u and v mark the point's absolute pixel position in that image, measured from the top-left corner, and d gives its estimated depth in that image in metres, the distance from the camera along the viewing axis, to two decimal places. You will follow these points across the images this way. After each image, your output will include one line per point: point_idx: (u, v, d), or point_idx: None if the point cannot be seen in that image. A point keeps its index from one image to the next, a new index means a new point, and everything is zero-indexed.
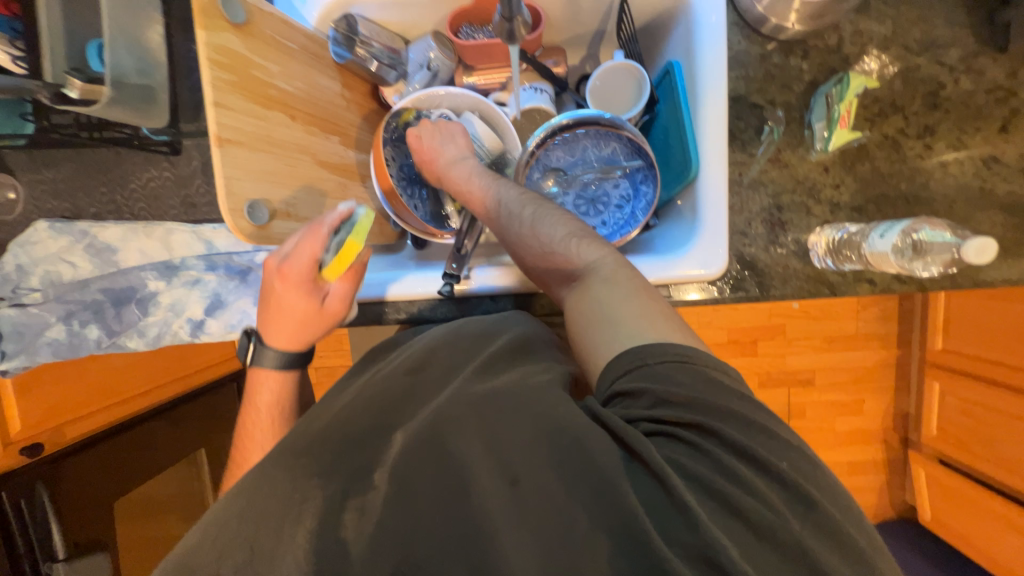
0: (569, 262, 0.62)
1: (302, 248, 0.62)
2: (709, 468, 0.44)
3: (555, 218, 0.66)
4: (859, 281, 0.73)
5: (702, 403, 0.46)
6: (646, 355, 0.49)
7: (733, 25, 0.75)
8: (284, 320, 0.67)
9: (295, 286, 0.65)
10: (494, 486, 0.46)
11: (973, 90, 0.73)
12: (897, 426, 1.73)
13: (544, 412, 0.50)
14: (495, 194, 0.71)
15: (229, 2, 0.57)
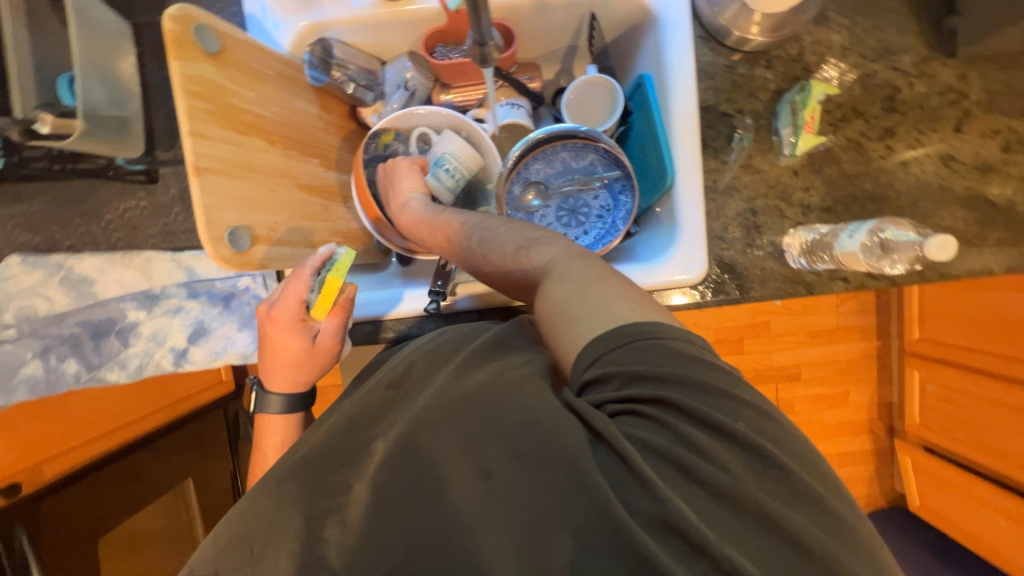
0: (526, 270, 0.60)
1: (286, 293, 0.62)
2: (670, 441, 0.45)
3: (507, 238, 0.64)
4: (834, 279, 0.76)
5: (665, 377, 0.46)
6: (611, 339, 0.48)
7: (699, 38, 0.78)
8: (281, 364, 0.66)
9: (284, 327, 0.63)
10: (470, 482, 0.46)
11: (927, 93, 0.77)
12: (882, 416, 1.77)
13: (513, 403, 0.50)
14: (450, 228, 0.70)
15: (202, 32, 0.57)
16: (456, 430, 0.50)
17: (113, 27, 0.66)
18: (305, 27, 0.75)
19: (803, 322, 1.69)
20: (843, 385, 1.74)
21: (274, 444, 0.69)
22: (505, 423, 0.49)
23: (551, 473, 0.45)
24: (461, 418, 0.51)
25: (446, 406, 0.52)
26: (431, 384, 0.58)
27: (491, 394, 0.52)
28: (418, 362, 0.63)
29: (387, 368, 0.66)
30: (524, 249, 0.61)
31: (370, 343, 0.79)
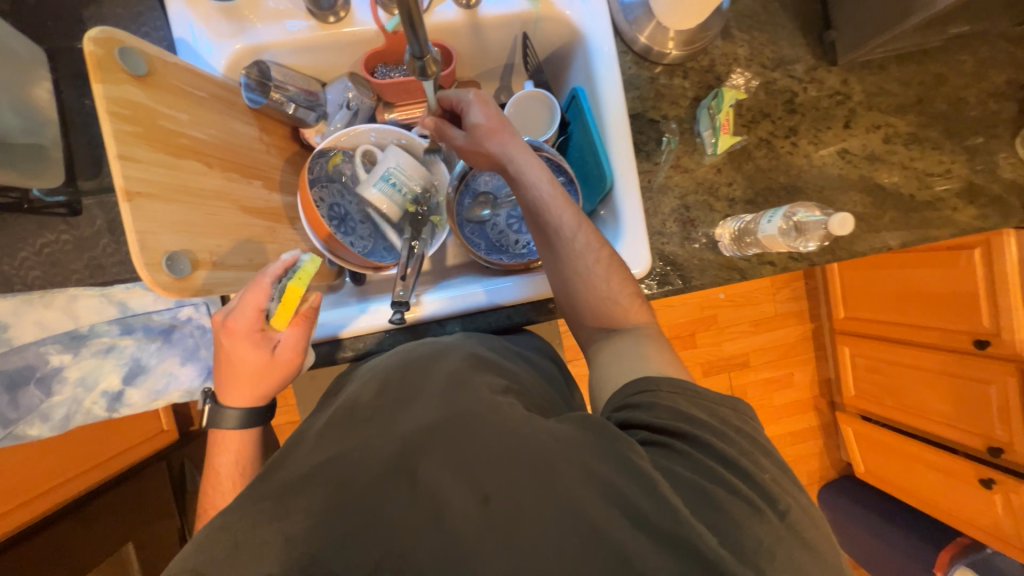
0: (597, 296, 0.67)
1: (245, 301, 0.59)
2: (691, 471, 0.48)
3: (598, 248, 0.67)
4: (762, 263, 0.83)
5: (702, 423, 0.51)
6: (659, 384, 0.55)
7: (622, 53, 0.85)
8: (240, 375, 0.62)
9: (242, 339, 0.60)
10: (466, 505, 0.45)
11: (819, 96, 0.88)
12: (824, 392, 1.91)
13: (512, 429, 0.49)
14: (550, 193, 0.67)
15: (128, 54, 0.56)
16: (442, 449, 0.48)
17: (23, 52, 0.62)
18: (240, 49, 0.74)
19: (747, 311, 1.82)
20: (787, 367, 1.87)
21: (226, 462, 0.65)
22: (503, 449, 0.47)
23: (540, 489, 0.45)
24: (452, 441, 0.48)
25: (432, 425, 0.49)
26: (410, 405, 0.53)
27: (464, 407, 0.51)
28: (392, 375, 0.59)
29: (359, 382, 0.61)
30: (610, 272, 0.67)
31: (330, 363, 0.78)
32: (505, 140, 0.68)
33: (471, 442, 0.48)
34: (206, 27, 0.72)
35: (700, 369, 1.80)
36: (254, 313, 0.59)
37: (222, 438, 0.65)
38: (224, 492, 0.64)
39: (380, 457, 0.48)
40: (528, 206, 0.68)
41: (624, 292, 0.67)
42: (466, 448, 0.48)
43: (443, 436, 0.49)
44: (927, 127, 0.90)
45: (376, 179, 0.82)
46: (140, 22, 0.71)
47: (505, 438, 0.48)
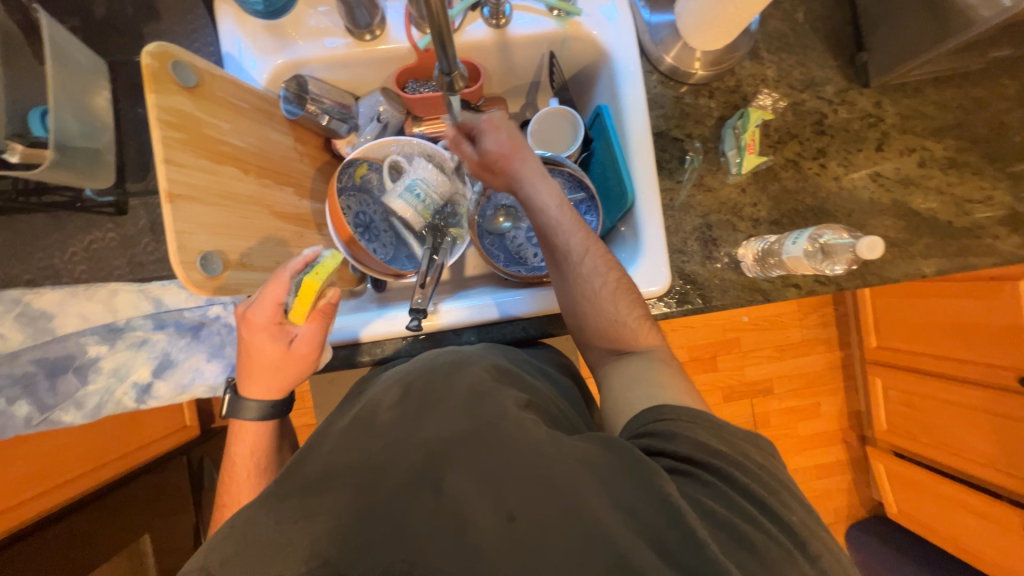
0: (603, 318, 0.67)
1: (264, 295, 0.59)
2: (722, 505, 0.47)
3: (606, 271, 0.67)
4: (787, 285, 0.82)
5: (727, 455, 0.50)
6: (673, 412, 0.54)
7: (647, 73, 0.86)
8: (257, 364, 0.62)
9: (261, 331, 0.60)
10: (490, 523, 0.44)
11: (849, 118, 0.87)
12: (853, 425, 1.82)
13: (536, 447, 0.48)
14: (558, 217, 0.68)
15: (179, 67, 0.60)
16: (470, 463, 0.47)
17: (89, 64, 0.68)
18: (281, 64, 0.78)
19: (771, 336, 1.76)
20: (813, 396, 1.80)
21: (244, 451, 0.66)
22: (528, 468, 0.47)
23: (564, 512, 0.44)
24: (481, 456, 0.48)
25: (459, 435, 0.49)
26: (435, 413, 0.53)
27: (489, 422, 0.51)
28: (415, 383, 0.59)
29: (382, 387, 0.61)
30: (617, 296, 0.67)
31: (348, 367, 0.80)
32: (517, 165, 0.69)
33: (488, 456, 0.48)
34: (252, 43, 0.77)
35: (721, 393, 1.75)
36: (271, 308, 0.59)
37: (241, 426, 0.66)
38: (238, 488, 0.65)
39: (400, 470, 0.48)
40: (538, 228, 0.69)
41: (631, 316, 0.66)
42: (484, 462, 0.47)
43: (456, 443, 0.49)
44: (966, 152, 0.87)
45: (402, 189, 0.85)
46: (192, 38, 0.77)
47: (531, 455, 0.47)
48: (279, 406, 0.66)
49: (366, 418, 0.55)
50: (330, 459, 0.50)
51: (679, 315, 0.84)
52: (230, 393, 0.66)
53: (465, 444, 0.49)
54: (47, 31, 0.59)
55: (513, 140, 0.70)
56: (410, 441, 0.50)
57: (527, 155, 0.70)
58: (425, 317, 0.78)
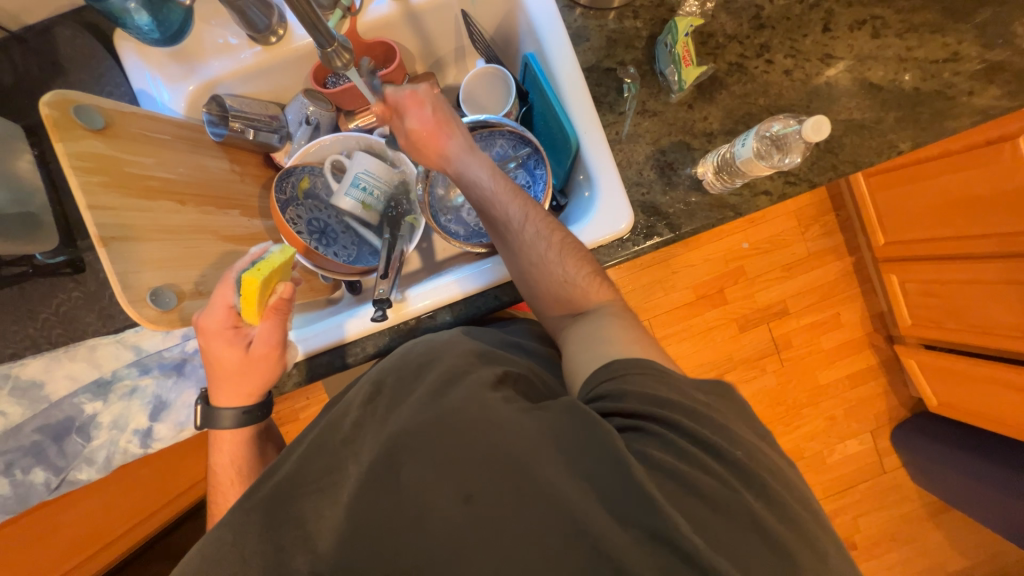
0: (552, 280, 0.65)
1: (214, 301, 0.61)
2: (674, 457, 0.45)
3: (549, 232, 0.66)
4: (757, 194, 0.78)
5: (678, 405, 0.48)
6: (628, 367, 0.52)
7: (567, 8, 0.82)
8: (219, 369, 0.64)
9: (218, 338, 0.62)
10: (447, 505, 0.44)
11: (788, 4, 0.81)
12: (876, 327, 1.77)
13: (491, 429, 0.47)
14: (490, 186, 0.67)
15: (82, 110, 0.59)
16: (429, 455, 0.47)
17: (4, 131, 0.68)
18: (195, 89, 0.78)
19: (773, 257, 1.71)
20: (830, 308, 1.75)
21: (224, 461, 0.67)
22: (481, 454, 0.46)
23: (518, 482, 0.44)
24: (439, 446, 0.47)
25: (420, 426, 0.49)
26: (400, 408, 0.53)
27: (442, 416, 0.49)
28: (387, 377, 0.58)
29: (355, 389, 0.60)
30: (564, 255, 0.65)
31: (333, 372, 0.80)
32: (443, 140, 0.69)
33: (449, 444, 0.47)
34: (160, 73, 0.76)
35: (734, 324, 1.72)
36: (225, 310, 0.61)
37: (218, 437, 0.67)
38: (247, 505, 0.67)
39: (372, 462, 0.48)
40: (474, 198, 0.68)
41: (580, 274, 0.64)
42: (447, 451, 0.47)
43: (416, 434, 0.49)
44: (921, 11, 0.81)
45: (347, 186, 0.83)
46: (102, 83, 0.76)
47: (484, 446, 0.46)
48: (254, 411, 0.68)
49: (339, 420, 0.55)
50: (302, 463, 0.51)
51: (651, 249, 0.81)
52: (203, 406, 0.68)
53: (430, 431, 0.48)
54: None
55: (438, 114, 0.69)
56: (377, 437, 0.51)
57: (453, 128, 0.69)
58: (391, 307, 0.77)
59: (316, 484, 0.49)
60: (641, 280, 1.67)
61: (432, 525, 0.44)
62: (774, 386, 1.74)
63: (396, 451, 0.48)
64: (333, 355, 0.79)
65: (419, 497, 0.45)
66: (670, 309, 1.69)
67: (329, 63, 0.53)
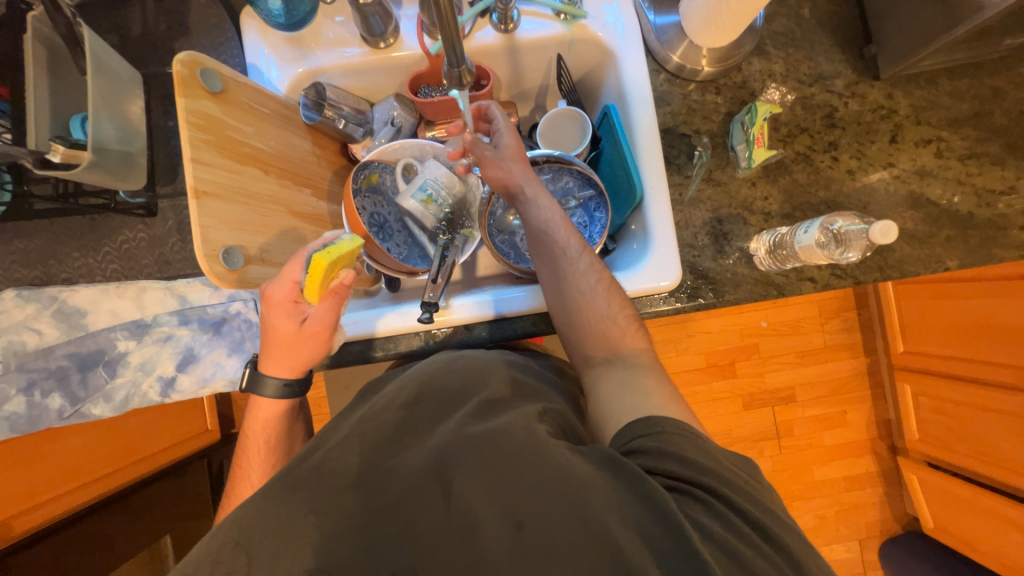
0: (596, 321, 0.67)
1: (283, 273, 0.63)
2: (721, 527, 0.46)
3: (595, 269, 0.69)
4: (802, 279, 0.81)
5: (725, 477, 0.49)
6: (667, 426, 0.52)
7: (654, 72, 0.87)
8: (271, 336, 0.66)
9: (278, 308, 0.64)
10: (498, 529, 0.45)
11: (861, 110, 0.86)
12: (881, 434, 1.75)
13: (548, 457, 0.48)
14: (549, 220, 0.71)
15: (207, 74, 0.64)
16: (483, 468, 0.48)
17: (125, 74, 0.72)
18: (300, 73, 0.83)
19: (792, 342, 1.71)
20: (839, 404, 1.73)
21: (258, 432, 0.69)
22: (538, 479, 0.47)
23: (569, 518, 0.45)
24: (494, 462, 0.48)
25: (472, 441, 0.50)
26: (445, 422, 0.54)
27: (497, 435, 0.50)
28: (429, 386, 0.59)
29: (392, 387, 0.62)
30: (620, 311, 0.68)
31: (362, 362, 0.81)
32: (520, 165, 0.74)
33: (502, 462, 0.48)
34: (274, 53, 0.82)
35: (740, 401, 1.70)
36: (290, 285, 0.63)
37: (259, 408, 0.69)
38: (256, 475, 0.68)
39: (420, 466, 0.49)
40: (537, 223, 0.71)
41: (617, 310, 0.67)
42: (503, 469, 0.48)
43: (465, 448, 0.50)
44: (986, 142, 0.85)
45: (414, 189, 0.87)
46: (219, 51, 0.82)
47: (538, 474, 0.47)
48: (293, 385, 0.69)
49: (385, 418, 0.56)
50: (342, 450, 0.52)
51: (691, 310, 0.83)
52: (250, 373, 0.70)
53: (485, 447, 0.50)
54: (90, 45, 0.64)
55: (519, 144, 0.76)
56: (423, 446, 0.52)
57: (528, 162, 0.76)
58: (437, 312, 0.79)
59: (354, 473, 0.50)
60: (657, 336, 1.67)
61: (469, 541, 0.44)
62: (770, 472, 1.71)
63: (446, 462, 0.49)
64: (366, 346, 0.80)
65: (468, 511, 0.46)
66: (680, 370, 1.69)
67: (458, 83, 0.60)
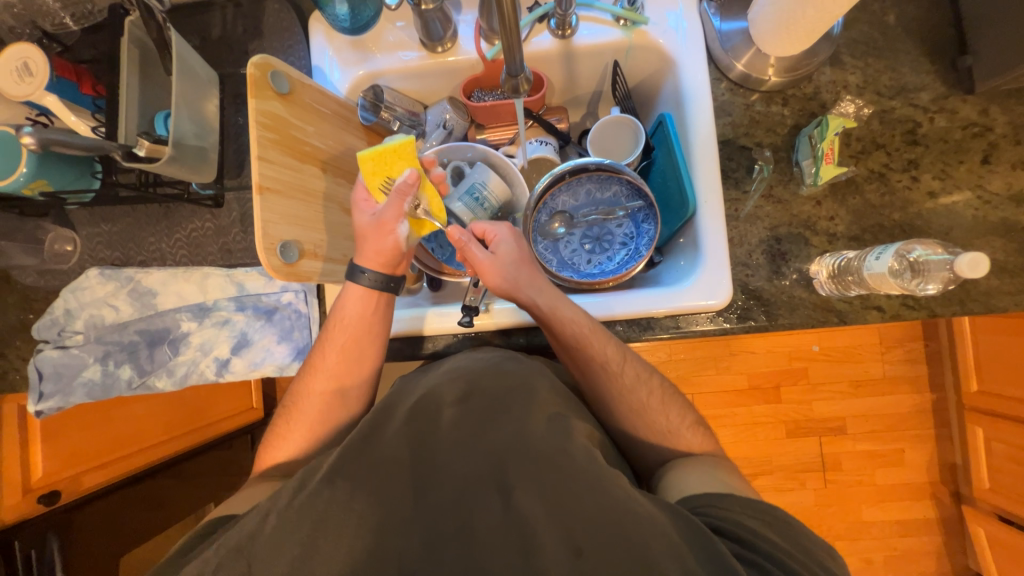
0: (660, 415, 0.68)
1: (392, 205, 0.68)
2: None
3: (609, 346, 0.69)
4: (867, 307, 0.75)
5: (783, 549, 0.50)
6: (715, 500, 0.55)
7: (715, 80, 0.83)
8: (371, 259, 0.71)
9: (385, 233, 0.69)
10: (556, 551, 0.45)
11: (949, 127, 0.78)
12: (945, 479, 1.59)
13: (609, 493, 0.48)
14: (553, 307, 0.69)
15: (276, 75, 0.68)
16: (540, 487, 0.49)
17: (204, 74, 0.77)
18: (361, 75, 0.86)
19: (846, 369, 1.59)
20: (897, 442, 1.59)
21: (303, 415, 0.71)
22: (597, 513, 0.47)
23: (627, 555, 0.44)
24: (551, 484, 0.49)
25: (531, 455, 0.51)
26: (495, 424, 0.54)
27: (548, 456, 0.50)
28: (486, 380, 0.59)
29: (444, 375, 0.62)
30: (665, 401, 0.69)
31: (401, 360, 0.82)
32: (535, 277, 0.70)
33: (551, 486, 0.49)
34: (338, 56, 0.85)
35: (784, 428, 1.60)
36: (393, 205, 0.68)
37: (308, 390, 0.72)
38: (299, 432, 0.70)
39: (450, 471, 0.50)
40: (567, 338, 0.68)
41: (638, 382, 0.68)
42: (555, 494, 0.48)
43: (505, 459, 0.50)
44: None
45: (462, 192, 0.86)
46: (288, 53, 0.86)
47: (593, 507, 0.47)
48: (340, 378, 0.72)
49: (435, 407, 0.57)
50: (385, 445, 0.54)
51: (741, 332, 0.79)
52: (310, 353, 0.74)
53: (535, 466, 0.50)
54: (176, 48, 0.69)
55: (523, 250, 0.72)
56: (467, 445, 0.52)
57: (535, 267, 0.72)
58: (478, 316, 0.79)
59: (396, 472, 0.51)
60: (697, 352, 1.60)
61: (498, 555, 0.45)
62: (811, 506, 1.59)
63: (506, 468, 0.50)
64: (406, 344, 0.82)
65: (525, 527, 0.47)
66: (719, 391, 1.61)
67: (513, 91, 0.63)
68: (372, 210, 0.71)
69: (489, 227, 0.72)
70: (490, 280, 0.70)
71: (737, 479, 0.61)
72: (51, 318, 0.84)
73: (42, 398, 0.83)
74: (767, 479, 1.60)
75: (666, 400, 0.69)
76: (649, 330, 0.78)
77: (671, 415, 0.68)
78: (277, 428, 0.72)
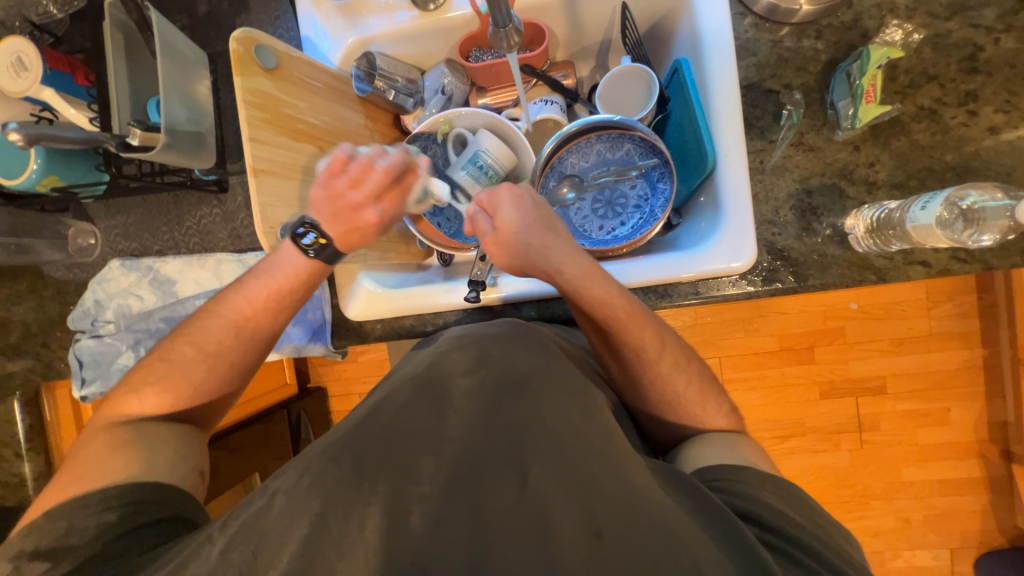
0: (679, 388, 0.65)
1: (388, 159, 0.66)
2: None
3: (650, 331, 0.64)
4: (910, 263, 0.68)
5: (807, 528, 0.48)
6: (736, 475, 0.54)
7: (738, 16, 0.74)
8: (312, 207, 0.67)
9: (375, 191, 0.66)
10: (575, 534, 0.43)
11: (1017, 48, 0.68)
12: (994, 438, 1.49)
13: (622, 475, 0.47)
14: (581, 284, 0.64)
15: (261, 50, 0.65)
16: (549, 468, 0.47)
17: (192, 56, 0.76)
18: (352, 42, 0.82)
19: (887, 327, 1.50)
20: (941, 400, 1.51)
21: (216, 351, 0.67)
22: (610, 495, 0.45)
23: (646, 538, 0.42)
24: (560, 464, 0.47)
25: (540, 435, 0.49)
26: (499, 408, 0.52)
27: (555, 437, 0.49)
28: (493, 350, 0.60)
29: (454, 348, 0.62)
30: (688, 375, 0.65)
31: (411, 337, 0.82)
32: (559, 252, 0.65)
33: (556, 463, 0.47)
34: (326, 23, 0.81)
35: (817, 388, 1.54)
36: (384, 163, 0.66)
37: (218, 322, 0.67)
38: (219, 376, 0.66)
39: (452, 449, 0.49)
40: (599, 319, 0.65)
41: (681, 378, 0.65)
42: (559, 473, 0.46)
43: (509, 436, 0.49)
44: None
45: (465, 161, 0.82)
46: (276, 25, 0.83)
47: (601, 487, 0.45)
48: (263, 316, 0.68)
49: (446, 385, 0.56)
50: (394, 418, 0.52)
51: (767, 295, 0.74)
52: (243, 280, 0.70)
53: (543, 445, 0.48)
54: (158, 28, 0.67)
55: (542, 221, 0.67)
56: (469, 423, 0.51)
57: (560, 238, 0.67)
58: (484, 290, 0.77)
59: (403, 450, 0.49)
60: (723, 315, 1.54)
61: (498, 535, 0.43)
62: (845, 467, 1.55)
63: (513, 447, 0.48)
64: (416, 321, 0.81)
65: (544, 509, 0.44)
66: (747, 353, 1.55)
67: (500, 46, 0.58)
68: (385, 156, 0.67)
69: (501, 197, 0.68)
70: (506, 254, 0.68)
71: (756, 453, 0.59)
72: (83, 310, 0.88)
73: (85, 383, 0.88)
74: (798, 442, 1.56)
75: (687, 369, 0.65)
76: (667, 298, 0.74)
77: (691, 383, 0.65)
78: (185, 362, 0.65)
